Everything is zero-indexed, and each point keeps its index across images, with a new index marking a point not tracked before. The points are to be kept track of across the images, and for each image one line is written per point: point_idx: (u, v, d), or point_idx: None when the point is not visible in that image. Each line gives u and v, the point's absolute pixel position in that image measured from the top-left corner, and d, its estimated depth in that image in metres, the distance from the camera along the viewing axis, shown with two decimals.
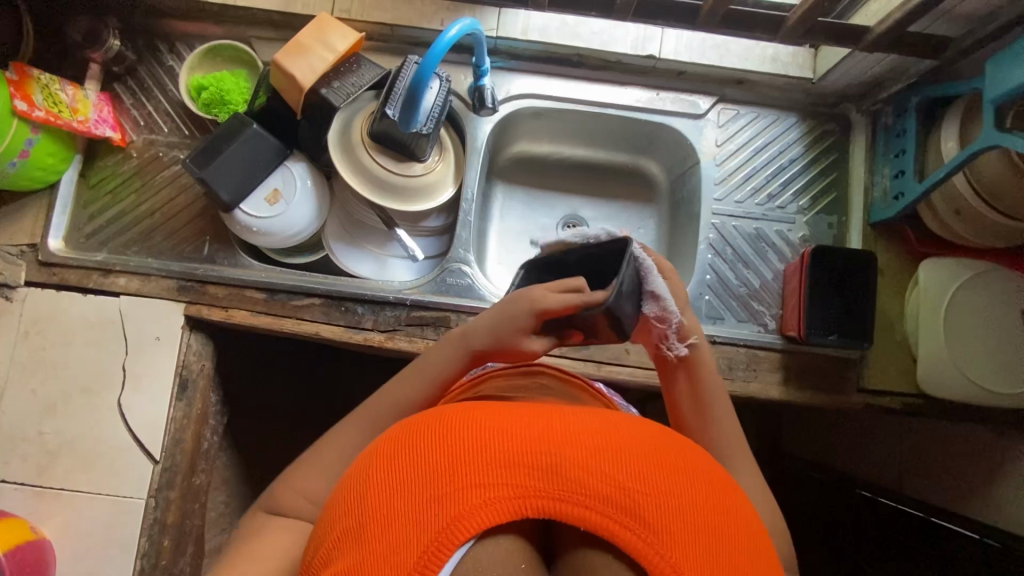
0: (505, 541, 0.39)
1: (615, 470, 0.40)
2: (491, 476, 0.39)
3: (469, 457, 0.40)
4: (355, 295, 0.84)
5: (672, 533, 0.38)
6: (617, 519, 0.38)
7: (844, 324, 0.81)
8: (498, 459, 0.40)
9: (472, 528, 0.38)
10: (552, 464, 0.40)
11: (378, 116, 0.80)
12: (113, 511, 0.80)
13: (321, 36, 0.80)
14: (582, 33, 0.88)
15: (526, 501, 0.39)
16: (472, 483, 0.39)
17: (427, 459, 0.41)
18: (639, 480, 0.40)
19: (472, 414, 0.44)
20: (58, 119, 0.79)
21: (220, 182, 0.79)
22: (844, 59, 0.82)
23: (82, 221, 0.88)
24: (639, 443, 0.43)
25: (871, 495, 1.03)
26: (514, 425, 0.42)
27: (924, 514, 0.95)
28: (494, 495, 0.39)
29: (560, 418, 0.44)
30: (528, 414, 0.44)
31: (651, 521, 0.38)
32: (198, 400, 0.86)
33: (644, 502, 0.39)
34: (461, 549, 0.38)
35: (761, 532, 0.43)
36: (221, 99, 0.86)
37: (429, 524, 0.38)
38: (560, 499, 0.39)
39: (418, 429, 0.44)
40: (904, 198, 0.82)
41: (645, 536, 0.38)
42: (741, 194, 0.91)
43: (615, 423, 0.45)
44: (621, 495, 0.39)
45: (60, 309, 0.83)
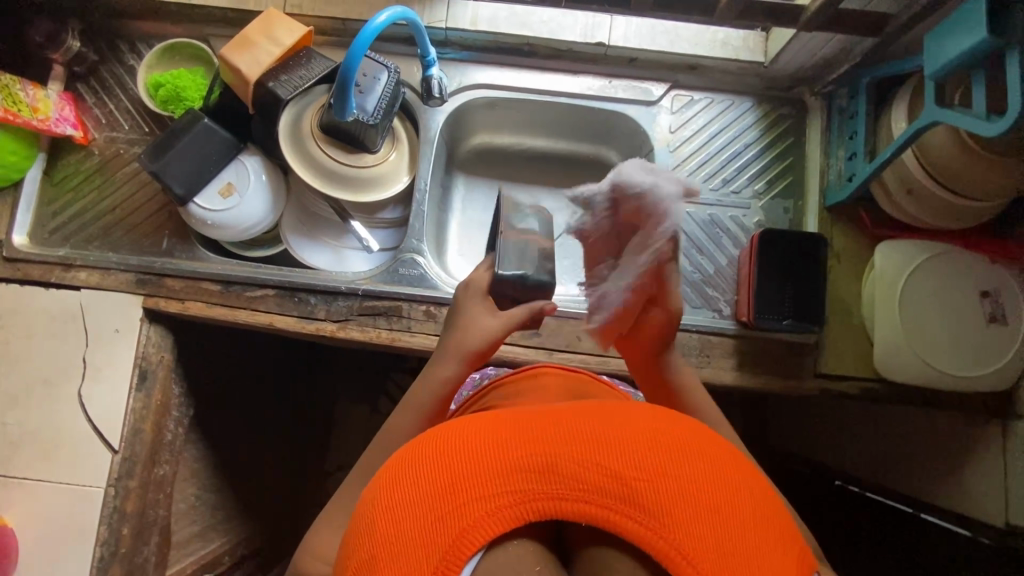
0: (518, 547, 0.39)
1: (610, 462, 0.39)
2: (491, 487, 0.39)
3: (466, 470, 0.40)
4: (308, 285, 0.85)
5: (677, 516, 0.37)
6: (624, 513, 0.38)
7: (794, 307, 0.80)
8: (492, 467, 0.39)
9: (481, 539, 0.38)
10: (549, 465, 0.39)
11: (325, 107, 0.81)
12: (74, 500, 0.82)
13: (268, 30, 0.81)
14: (531, 22, 0.88)
15: (530, 504, 0.39)
16: (473, 496, 0.39)
17: (423, 478, 0.40)
18: (635, 467, 0.39)
19: (461, 426, 0.43)
20: (17, 117, 0.81)
21: (173, 175, 0.81)
22: (790, 40, 0.81)
23: (46, 218, 0.90)
24: (633, 428, 0.42)
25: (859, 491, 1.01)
26: (506, 431, 0.42)
27: (913, 509, 0.92)
28: (497, 505, 0.38)
29: (552, 416, 0.44)
30: (518, 419, 0.44)
31: (656, 508, 0.38)
32: (158, 391, 0.87)
33: (647, 491, 0.38)
34: (472, 560, 0.38)
35: (770, 496, 0.43)
36: (178, 95, 0.88)
37: (436, 542, 0.37)
38: (560, 498, 0.39)
39: (411, 450, 0.43)
40: (855, 179, 0.81)
41: (653, 525, 0.37)
42: (695, 180, 0.90)
43: (605, 412, 0.44)
44: (620, 486, 0.39)
45: (22, 303, 0.85)
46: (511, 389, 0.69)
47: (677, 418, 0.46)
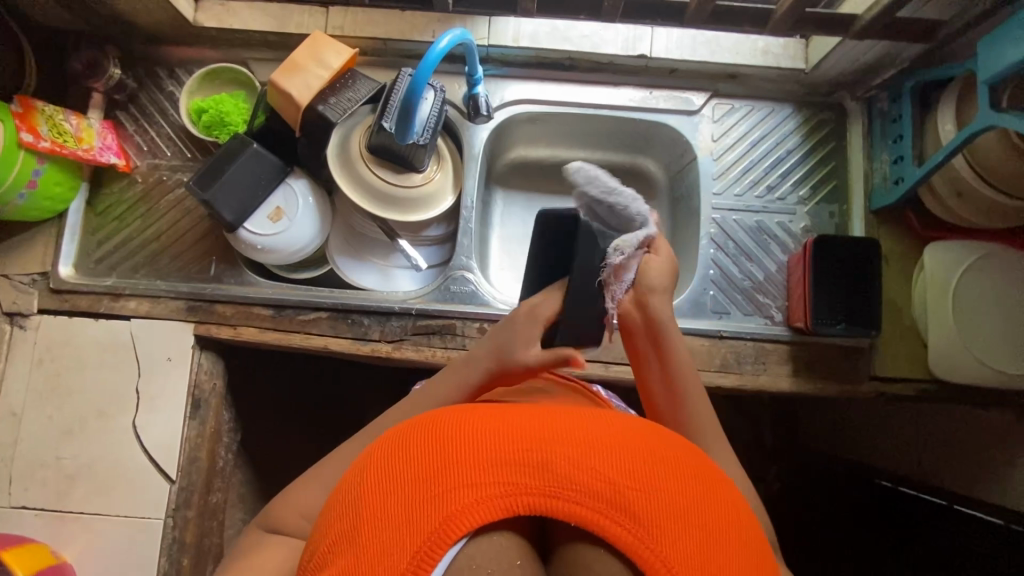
0: (497, 538, 0.38)
1: (608, 466, 0.39)
2: (482, 475, 0.38)
3: (462, 457, 0.39)
4: (361, 307, 0.85)
5: (663, 529, 0.37)
6: (612, 515, 0.37)
7: (851, 312, 0.80)
8: (489, 458, 0.39)
9: (464, 528, 0.37)
10: (543, 462, 0.39)
11: (375, 129, 0.81)
12: (133, 532, 0.81)
13: (317, 54, 0.81)
14: (572, 36, 0.89)
15: (516, 500, 0.38)
16: (463, 482, 0.38)
17: (416, 461, 0.40)
18: (631, 475, 0.39)
19: (465, 414, 0.43)
20: (64, 148, 0.81)
21: (223, 202, 0.80)
22: (834, 48, 0.82)
23: (91, 247, 0.90)
24: (630, 437, 0.42)
25: (892, 485, 1.03)
26: (504, 423, 0.41)
27: (946, 501, 0.94)
28: (484, 495, 0.38)
29: (550, 413, 0.43)
30: (518, 411, 0.44)
31: (643, 517, 0.37)
32: (211, 418, 0.87)
33: (637, 497, 0.38)
34: (453, 548, 0.37)
35: (753, 524, 0.42)
36: (221, 120, 0.88)
37: (421, 524, 0.37)
38: (551, 496, 0.38)
39: (410, 428, 0.43)
40: (904, 183, 0.82)
41: (637, 531, 0.37)
42: (739, 188, 0.91)
43: (604, 416, 0.44)
44: (613, 491, 0.38)
45: (73, 335, 0.85)
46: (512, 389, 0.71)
47: (673, 436, 0.45)
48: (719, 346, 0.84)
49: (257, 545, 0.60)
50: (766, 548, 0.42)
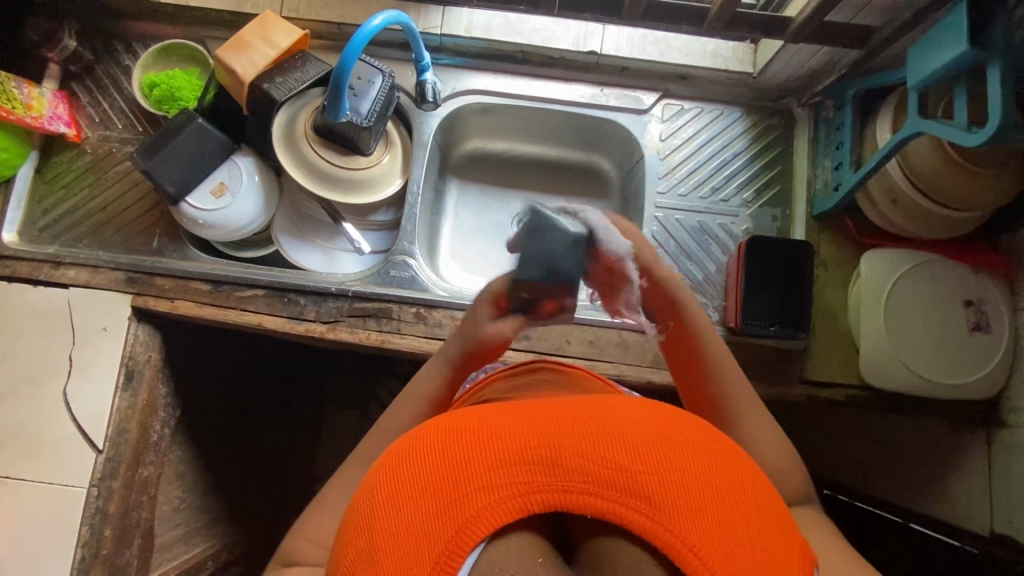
0: (516, 540, 0.38)
1: (616, 454, 0.39)
2: (492, 476, 0.39)
3: (472, 462, 0.39)
4: (298, 286, 0.85)
5: (682, 507, 0.37)
6: (627, 504, 0.38)
7: (782, 314, 0.80)
8: (497, 458, 0.39)
9: (483, 531, 0.37)
10: (551, 456, 0.39)
11: (319, 110, 0.81)
12: (56, 500, 0.81)
13: (265, 33, 0.82)
14: (524, 30, 0.90)
15: (529, 496, 0.38)
16: (474, 487, 0.38)
17: (423, 472, 0.40)
18: (640, 459, 0.39)
19: (467, 419, 0.43)
20: (12, 115, 0.81)
21: (165, 174, 0.81)
22: (777, 52, 0.83)
23: (36, 215, 0.90)
24: (632, 421, 0.42)
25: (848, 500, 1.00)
26: (506, 423, 0.42)
27: (902, 519, 0.91)
28: (498, 496, 0.38)
29: (550, 407, 0.44)
30: (519, 409, 0.44)
31: (658, 499, 0.38)
32: (144, 391, 0.87)
33: (646, 479, 0.38)
34: (476, 553, 0.37)
35: (765, 486, 0.42)
36: (172, 95, 0.88)
37: (436, 534, 0.37)
38: (563, 488, 0.39)
39: (411, 442, 0.43)
40: (841, 189, 0.82)
41: (654, 515, 0.37)
42: (685, 188, 0.92)
43: (605, 404, 0.44)
44: (625, 478, 0.38)
45: (10, 301, 0.85)
46: (516, 381, 0.71)
47: (677, 413, 0.45)
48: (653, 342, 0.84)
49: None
50: (782, 510, 0.42)
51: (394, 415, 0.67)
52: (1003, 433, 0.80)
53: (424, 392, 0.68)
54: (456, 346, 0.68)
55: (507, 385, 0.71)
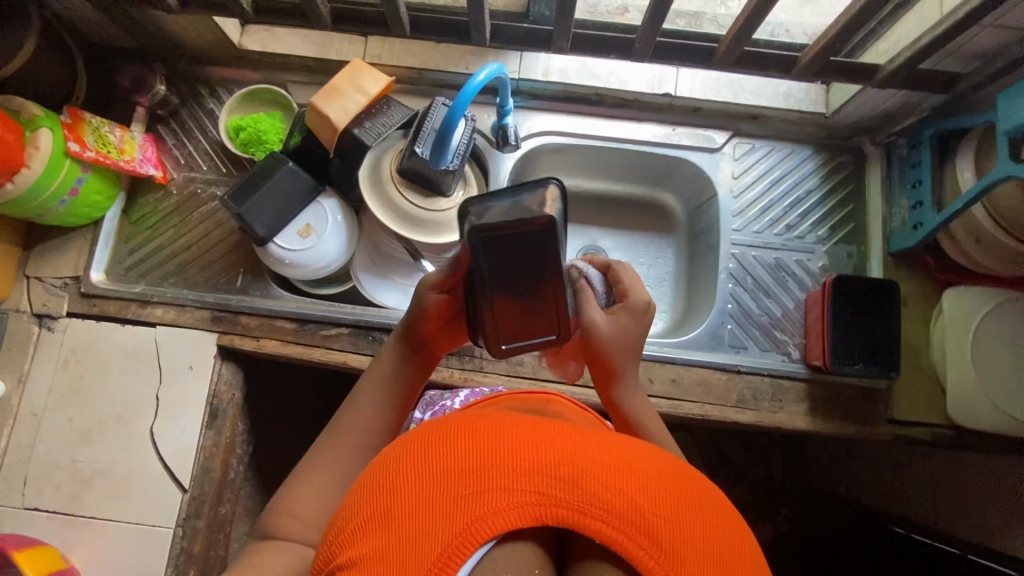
0: (520, 548, 0.38)
1: (634, 489, 0.38)
2: (514, 480, 0.38)
3: (494, 459, 0.38)
4: (383, 324, 0.87)
5: (683, 559, 0.36)
6: (633, 540, 0.37)
7: (867, 352, 0.81)
8: (523, 466, 0.38)
9: (493, 529, 0.37)
10: (571, 475, 0.38)
11: (407, 154, 0.83)
12: (143, 539, 0.81)
13: (355, 80, 0.84)
14: (599, 73, 0.92)
15: (543, 508, 0.37)
16: (494, 485, 0.37)
17: (447, 460, 0.39)
18: (657, 504, 0.38)
19: (502, 421, 0.42)
20: (108, 158, 0.84)
21: (255, 217, 0.83)
22: (855, 95, 0.84)
23: (123, 255, 0.92)
24: (650, 466, 0.41)
25: (903, 531, 0.96)
26: (534, 433, 0.41)
27: (960, 550, 0.87)
28: (516, 502, 0.37)
29: (581, 431, 0.43)
30: (547, 425, 0.43)
31: (663, 541, 0.37)
32: (227, 428, 0.87)
33: (658, 522, 0.37)
34: (480, 549, 0.37)
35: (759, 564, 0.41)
36: (258, 138, 0.91)
37: (451, 521, 0.36)
38: (577, 508, 0.37)
39: (442, 428, 0.42)
40: (924, 228, 0.83)
41: (656, 558, 0.36)
42: (759, 225, 0.93)
43: (631, 444, 0.43)
44: (637, 513, 0.37)
45: (99, 339, 0.86)
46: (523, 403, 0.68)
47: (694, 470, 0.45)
48: (735, 380, 0.85)
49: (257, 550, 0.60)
50: None
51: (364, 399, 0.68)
52: None
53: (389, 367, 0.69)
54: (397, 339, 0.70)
55: (514, 405, 0.67)
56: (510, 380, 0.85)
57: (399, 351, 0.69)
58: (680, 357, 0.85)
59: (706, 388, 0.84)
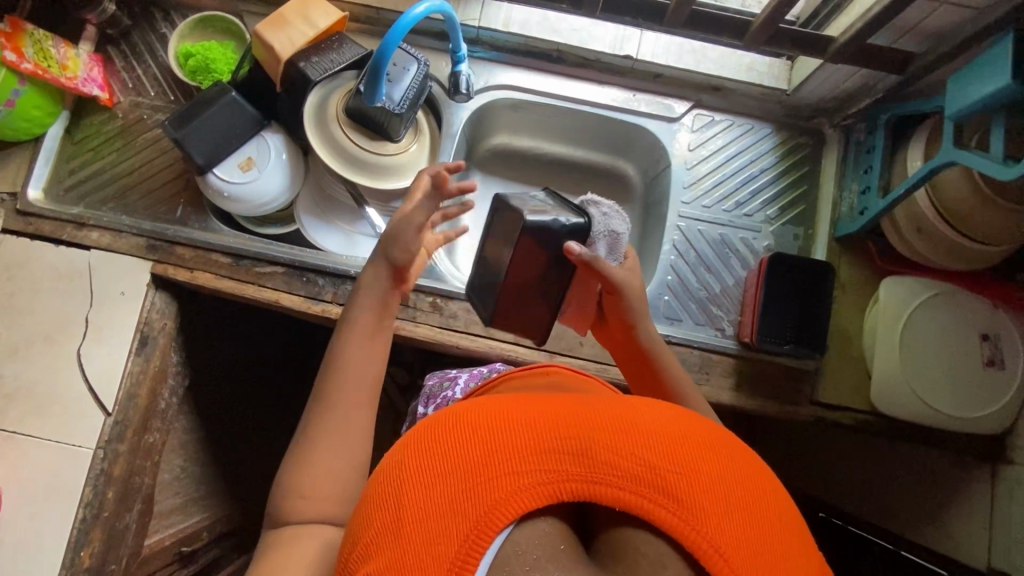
0: (542, 524, 0.37)
1: (645, 450, 0.38)
2: (522, 460, 0.37)
3: (497, 443, 0.38)
4: (318, 267, 0.86)
5: (711, 512, 0.36)
6: (653, 501, 0.36)
7: (797, 332, 0.81)
8: (529, 443, 0.38)
9: (511, 513, 0.36)
10: (580, 448, 0.38)
11: (352, 93, 0.81)
12: (63, 458, 0.81)
13: (305, 13, 0.82)
14: (561, 29, 0.90)
15: (558, 484, 0.37)
16: (501, 469, 0.37)
17: (449, 449, 0.38)
18: (672, 460, 0.38)
19: (498, 402, 0.42)
20: (46, 72, 0.82)
21: (195, 146, 0.81)
22: (815, 71, 0.83)
23: (63, 174, 0.91)
24: (659, 421, 0.40)
25: (840, 523, 0.96)
26: (534, 411, 0.40)
27: (892, 545, 0.87)
28: (528, 481, 0.37)
29: (582, 402, 0.42)
30: (547, 400, 0.42)
31: (686, 500, 0.36)
32: (157, 357, 0.87)
33: (677, 481, 0.37)
34: (502, 534, 0.36)
35: (789, 501, 0.41)
36: (206, 66, 0.89)
37: (462, 513, 0.36)
38: (593, 481, 0.37)
39: (435, 419, 0.41)
40: (868, 213, 0.82)
41: (680, 514, 0.36)
42: (709, 199, 0.91)
43: (635, 404, 0.42)
44: (654, 475, 0.37)
45: (31, 257, 0.85)
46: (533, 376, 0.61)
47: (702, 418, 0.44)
48: None
49: (275, 537, 0.57)
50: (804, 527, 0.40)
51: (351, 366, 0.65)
52: (1009, 470, 0.79)
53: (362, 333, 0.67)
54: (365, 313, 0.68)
55: (525, 381, 0.60)
56: (441, 332, 0.85)
57: (370, 330, 0.68)
58: None
59: None
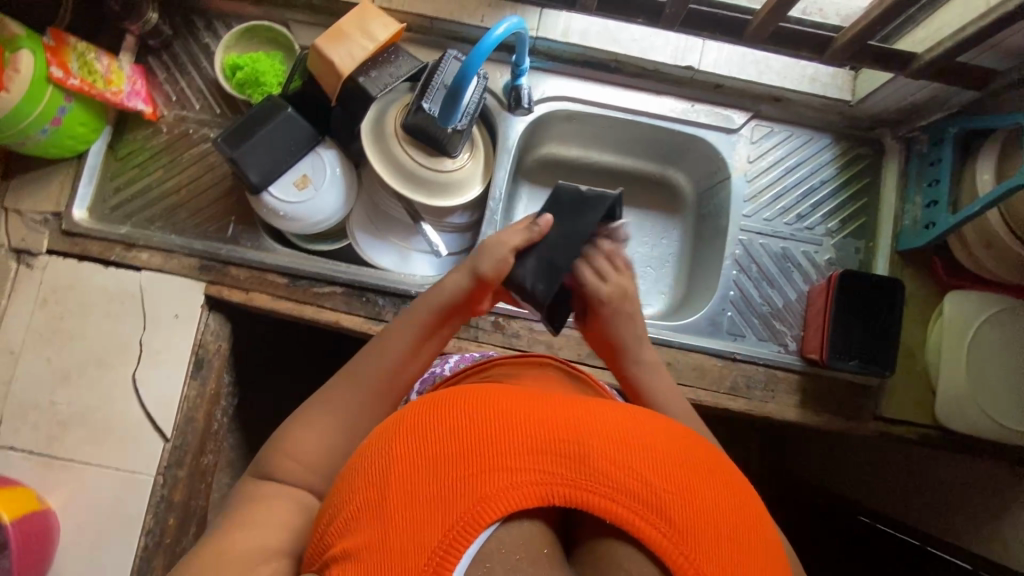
0: (525, 526, 0.38)
1: (640, 465, 0.39)
2: (518, 461, 0.38)
3: (494, 438, 0.39)
4: (377, 286, 0.84)
5: (697, 534, 0.37)
6: (642, 517, 0.37)
7: (866, 348, 0.80)
8: (529, 445, 0.39)
9: (498, 511, 0.37)
10: (576, 453, 0.39)
11: (413, 109, 0.78)
12: (123, 485, 0.80)
13: (363, 25, 0.79)
14: (621, 39, 0.88)
15: (549, 487, 0.38)
16: (497, 466, 0.38)
17: (446, 438, 0.40)
18: (666, 479, 0.39)
19: (501, 395, 0.43)
20: (93, 88, 0.79)
21: (250, 163, 0.79)
22: (885, 84, 0.81)
23: (107, 192, 0.88)
24: (657, 439, 0.42)
25: (870, 521, 1.03)
26: (535, 408, 0.42)
27: (919, 542, 0.94)
28: (521, 481, 0.38)
29: (583, 404, 0.44)
30: (547, 399, 0.44)
31: (675, 518, 0.37)
32: (212, 379, 0.85)
33: (668, 500, 0.38)
34: (486, 531, 0.37)
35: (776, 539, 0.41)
36: (256, 80, 0.86)
37: (453, 503, 0.37)
38: (585, 489, 0.38)
39: (437, 402, 0.43)
40: (935, 228, 0.81)
41: (671, 538, 0.37)
42: (769, 212, 0.90)
43: (636, 417, 0.44)
44: (646, 491, 0.38)
45: (80, 279, 0.83)
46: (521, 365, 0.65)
47: (700, 441, 0.45)
48: (729, 367, 0.84)
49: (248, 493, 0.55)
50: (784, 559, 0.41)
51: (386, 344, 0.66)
52: None
53: (421, 322, 0.68)
54: (431, 310, 0.68)
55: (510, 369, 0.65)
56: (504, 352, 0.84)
57: (424, 325, 0.68)
58: (676, 340, 0.84)
59: (701, 372, 0.83)
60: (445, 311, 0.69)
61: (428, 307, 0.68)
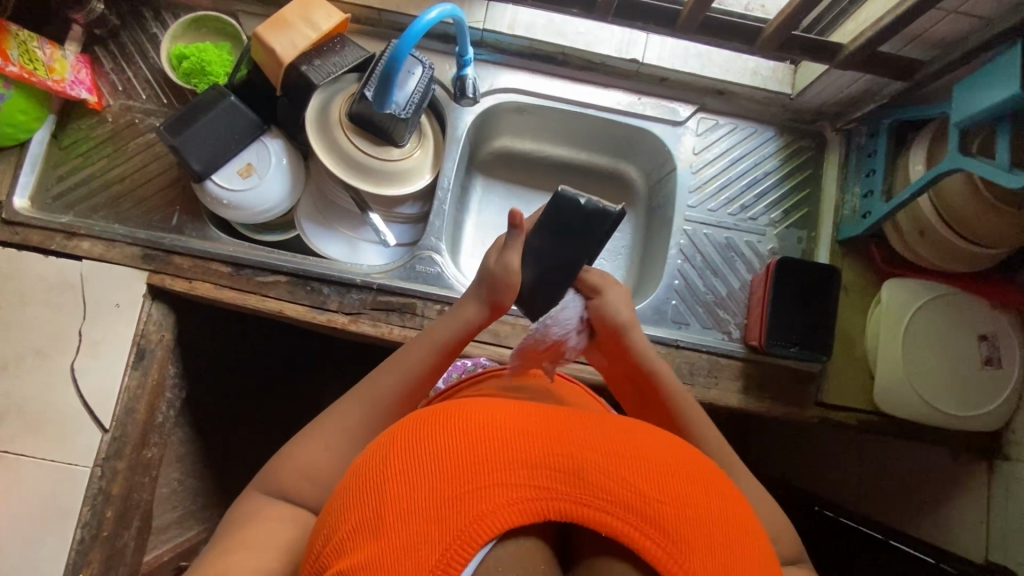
0: (522, 543, 0.37)
1: (633, 477, 0.39)
2: (512, 475, 0.38)
3: (486, 453, 0.38)
4: (322, 275, 0.84)
5: (693, 544, 0.37)
6: (641, 530, 0.37)
7: (805, 336, 0.81)
8: (522, 459, 0.38)
9: (494, 527, 0.36)
10: (570, 467, 0.38)
11: (356, 97, 0.79)
12: (59, 478, 0.78)
13: (306, 13, 0.80)
14: (567, 32, 0.89)
15: (547, 502, 0.38)
16: (490, 481, 0.37)
17: (439, 454, 0.39)
18: (659, 490, 0.39)
19: (491, 410, 0.42)
20: (33, 76, 0.78)
21: (192, 151, 0.78)
22: (820, 76, 0.83)
23: (51, 181, 0.87)
24: (646, 450, 0.42)
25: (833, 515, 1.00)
26: (525, 422, 0.41)
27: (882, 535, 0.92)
28: (517, 496, 0.37)
29: (573, 418, 0.43)
30: (537, 413, 0.43)
31: (671, 530, 0.37)
32: (155, 370, 0.84)
33: (665, 512, 0.38)
34: (483, 548, 0.36)
35: (766, 543, 0.42)
36: (202, 69, 0.86)
37: (448, 521, 0.36)
38: (582, 502, 0.38)
39: (428, 419, 0.42)
40: (870, 217, 0.83)
41: (668, 550, 0.37)
42: (714, 203, 0.92)
43: (625, 429, 0.44)
44: (642, 502, 0.38)
45: (19, 269, 0.82)
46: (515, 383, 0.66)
47: (689, 450, 0.45)
48: (672, 354, 0.85)
49: (259, 513, 0.56)
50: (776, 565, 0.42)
51: (400, 363, 0.64)
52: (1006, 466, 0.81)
53: (437, 342, 0.66)
54: (452, 336, 0.66)
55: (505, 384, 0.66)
56: None
57: (438, 349, 0.66)
58: None
59: None
60: (462, 332, 0.67)
61: (446, 327, 0.67)
